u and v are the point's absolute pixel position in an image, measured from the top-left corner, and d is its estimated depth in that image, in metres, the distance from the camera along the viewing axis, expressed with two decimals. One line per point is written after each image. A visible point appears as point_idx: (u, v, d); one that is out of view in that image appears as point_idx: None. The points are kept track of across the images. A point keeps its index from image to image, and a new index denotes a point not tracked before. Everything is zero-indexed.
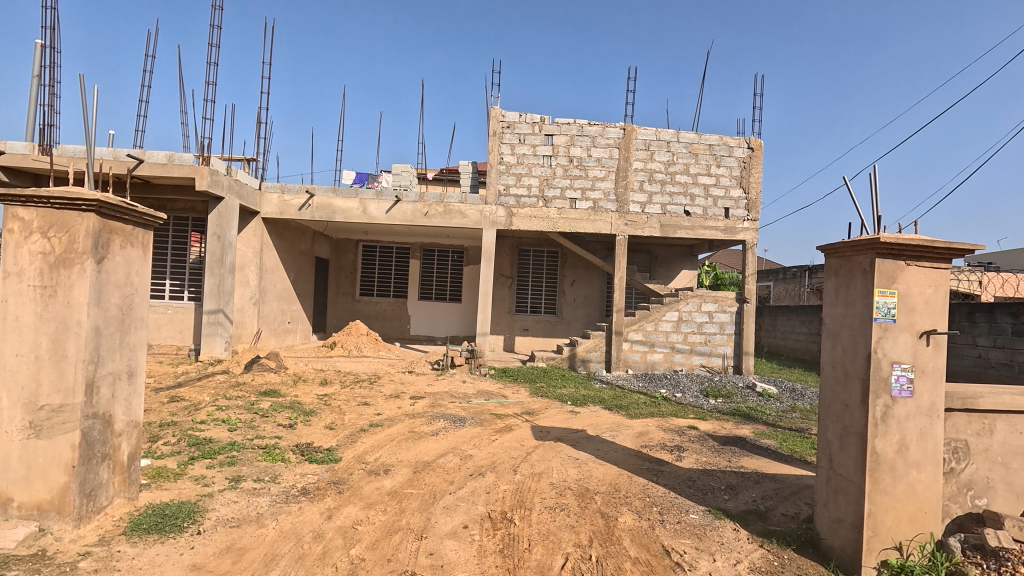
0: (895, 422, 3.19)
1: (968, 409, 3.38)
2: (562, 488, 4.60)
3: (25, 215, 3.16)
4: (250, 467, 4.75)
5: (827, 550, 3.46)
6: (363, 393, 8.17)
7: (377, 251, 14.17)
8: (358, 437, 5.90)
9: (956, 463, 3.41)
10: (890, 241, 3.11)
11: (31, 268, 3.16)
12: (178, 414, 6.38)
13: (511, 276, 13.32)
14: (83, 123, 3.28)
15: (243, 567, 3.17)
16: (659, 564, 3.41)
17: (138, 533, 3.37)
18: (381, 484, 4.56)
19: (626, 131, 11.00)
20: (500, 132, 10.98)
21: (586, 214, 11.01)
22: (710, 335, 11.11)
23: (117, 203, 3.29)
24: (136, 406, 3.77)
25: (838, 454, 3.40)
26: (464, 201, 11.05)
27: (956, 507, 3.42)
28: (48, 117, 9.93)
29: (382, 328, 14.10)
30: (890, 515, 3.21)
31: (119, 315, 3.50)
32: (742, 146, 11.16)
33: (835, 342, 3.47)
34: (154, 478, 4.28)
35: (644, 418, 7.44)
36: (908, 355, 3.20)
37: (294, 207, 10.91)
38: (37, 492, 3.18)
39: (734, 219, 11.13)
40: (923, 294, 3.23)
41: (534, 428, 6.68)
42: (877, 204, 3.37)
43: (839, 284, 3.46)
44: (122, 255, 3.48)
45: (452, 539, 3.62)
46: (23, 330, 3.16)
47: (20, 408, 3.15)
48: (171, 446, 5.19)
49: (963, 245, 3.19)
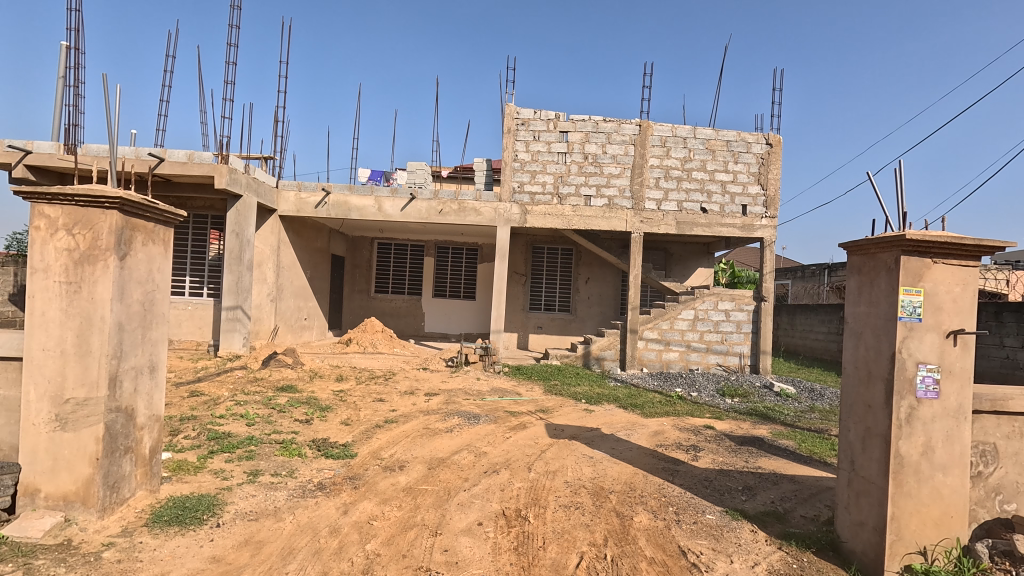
0: (920, 424, 3.12)
1: (997, 411, 3.28)
2: (577, 487, 4.58)
3: (51, 212, 3.21)
4: (268, 461, 4.81)
5: (848, 554, 3.39)
6: (378, 389, 8.21)
7: (392, 248, 14.27)
8: (374, 433, 5.94)
9: (985, 466, 3.32)
10: (916, 239, 3.03)
11: (56, 264, 3.22)
12: (199, 409, 6.48)
13: (526, 274, 13.32)
14: (107, 122, 3.34)
15: (261, 561, 3.20)
16: (676, 565, 3.38)
17: (160, 524, 3.43)
18: (397, 480, 4.59)
19: (642, 127, 10.90)
20: (515, 129, 10.95)
21: (601, 211, 10.95)
22: (727, 334, 10.99)
23: (138, 200, 3.34)
24: (158, 400, 3.84)
25: (860, 456, 3.33)
26: (479, 199, 11.07)
27: (984, 512, 3.33)
28: (72, 117, 10.11)
29: (397, 325, 14.19)
30: (914, 519, 3.13)
31: (142, 311, 3.56)
32: (760, 141, 10.99)
33: (858, 342, 3.39)
34: (175, 472, 4.37)
35: (660, 417, 7.35)
36: (934, 355, 3.12)
37: (310, 205, 11.00)
38: (63, 483, 3.26)
39: (752, 216, 10.97)
40: (951, 293, 3.14)
41: (548, 426, 6.65)
42: (901, 200, 3.30)
43: (862, 283, 3.39)
44: (144, 252, 3.54)
45: (467, 536, 3.63)
46: (49, 325, 3.23)
47: (47, 401, 3.22)
48: (191, 440, 5.27)
49: (993, 243, 3.10)
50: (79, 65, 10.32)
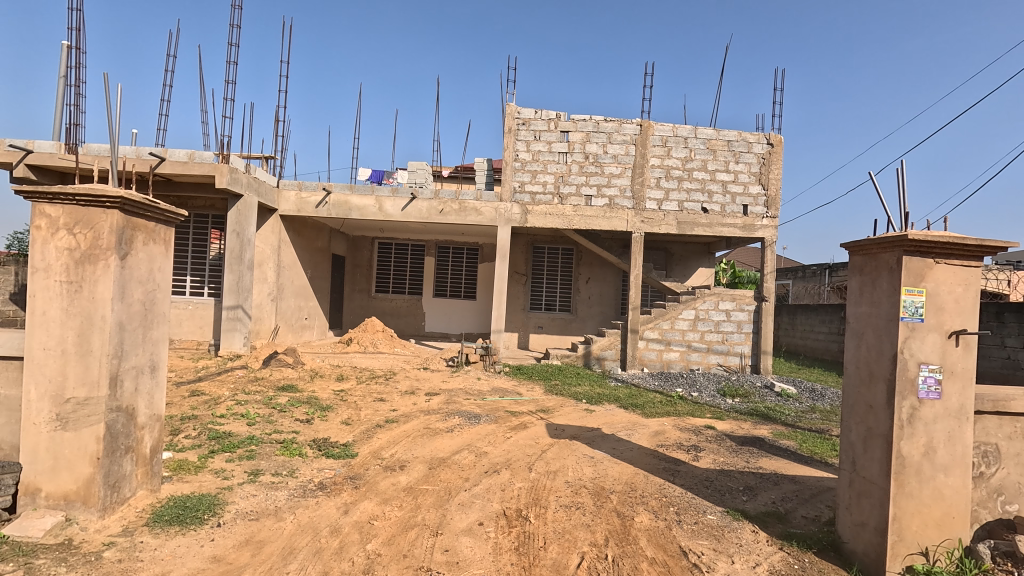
0: (922, 424, 3.11)
1: (1000, 412, 3.28)
2: (578, 487, 4.57)
3: (51, 211, 3.21)
4: (268, 461, 4.82)
5: (850, 555, 3.39)
6: (379, 389, 8.21)
7: (393, 248, 14.27)
8: (374, 433, 5.93)
9: (987, 467, 3.31)
10: (918, 239, 3.02)
11: (57, 263, 3.22)
12: (199, 408, 6.48)
13: (527, 274, 13.32)
14: (108, 122, 3.34)
15: (261, 561, 3.20)
16: (677, 565, 3.38)
17: (160, 524, 3.42)
18: (397, 480, 4.59)
19: (643, 127, 10.89)
20: (516, 128, 10.95)
21: (602, 211, 10.94)
22: (727, 334, 10.98)
23: (139, 199, 3.34)
24: (159, 399, 3.84)
25: (862, 456, 3.33)
26: (479, 199, 11.07)
27: (985, 512, 3.32)
28: (73, 117, 10.11)
29: (398, 324, 14.20)
30: (916, 520, 3.13)
31: (142, 310, 3.56)
32: (761, 141, 10.98)
33: (859, 342, 3.38)
34: (175, 471, 4.37)
35: (660, 417, 7.33)
36: (936, 355, 3.12)
37: (311, 204, 11.00)
38: (63, 483, 3.26)
39: (753, 216, 10.97)
40: (953, 293, 3.14)
41: (548, 426, 6.65)
42: (904, 200, 3.29)
43: (864, 282, 3.38)
44: (145, 251, 3.53)
45: (468, 536, 3.63)
46: (50, 325, 3.23)
47: (48, 400, 3.22)
48: (192, 439, 5.28)
49: (995, 243, 3.09)
50: (80, 64, 10.32)
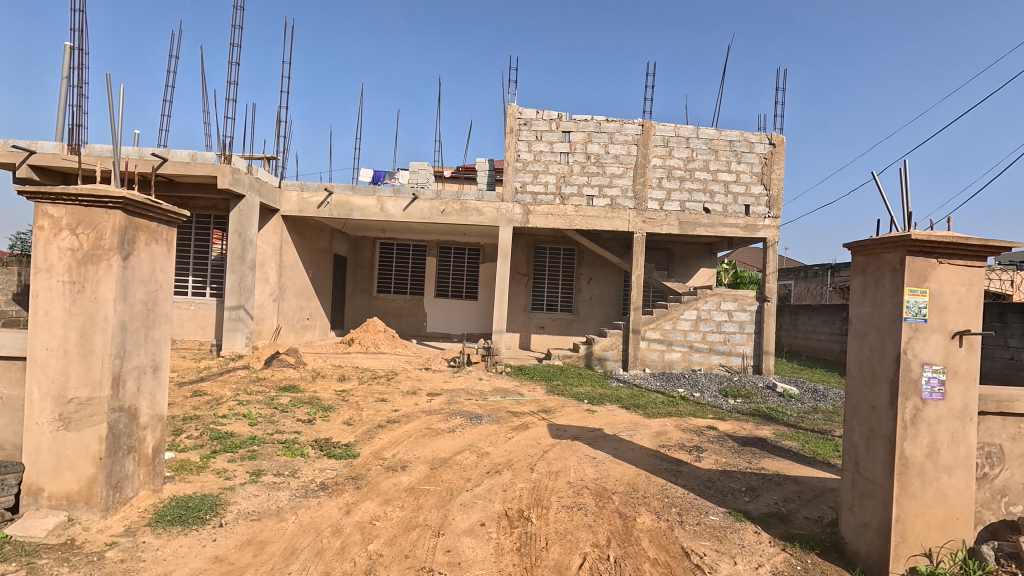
0: (925, 425, 3.10)
1: (1003, 412, 3.27)
2: (580, 488, 4.56)
3: (54, 212, 3.22)
4: (270, 461, 4.82)
5: (852, 556, 3.38)
6: (381, 389, 8.22)
7: (394, 248, 14.28)
8: (376, 433, 5.94)
9: (990, 468, 3.30)
10: (922, 239, 3.01)
11: (60, 264, 3.23)
12: (201, 408, 6.49)
13: (528, 274, 13.32)
14: (111, 122, 3.34)
15: (263, 561, 3.20)
16: (679, 565, 3.37)
17: (162, 524, 3.43)
18: (399, 480, 4.59)
19: (644, 127, 10.87)
20: (517, 128, 10.94)
21: (604, 211, 10.93)
22: (729, 334, 10.96)
23: (142, 200, 3.34)
24: (161, 399, 3.84)
25: (864, 457, 3.31)
26: (481, 199, 11.08)
27: (989, 513, 3.31)
28: (75, 117, 10.14)
29: (399, 325, 14.21)
30: (919, 521, 3.12)
31: (144, 310, 3.56)
32: (763, 141, 10.97)
33: (862, 342, 3.37)
34: (177, 471, 4.37)
35: (662, 418, 7.33)
36: (939, 356, 3.10)
37: (313, 204, 11.01)
38: (66, 483, 3.26)
39: (755, 216, 10.95)
40: (956, 293, 3.13)
41: (550, 426, 6.64)
42: (907, 200, 3.28)
43: (867, 283, 3.37)
44: (147, 252, 3.54)
45: (469, 536, 3.62)
46: (53, 325, 3.23)
47: (51, 400, 3.23)
48: (194, 439, 5.28)
49: (999, 243, 3.08)
50: (82, 65, 10.35)
